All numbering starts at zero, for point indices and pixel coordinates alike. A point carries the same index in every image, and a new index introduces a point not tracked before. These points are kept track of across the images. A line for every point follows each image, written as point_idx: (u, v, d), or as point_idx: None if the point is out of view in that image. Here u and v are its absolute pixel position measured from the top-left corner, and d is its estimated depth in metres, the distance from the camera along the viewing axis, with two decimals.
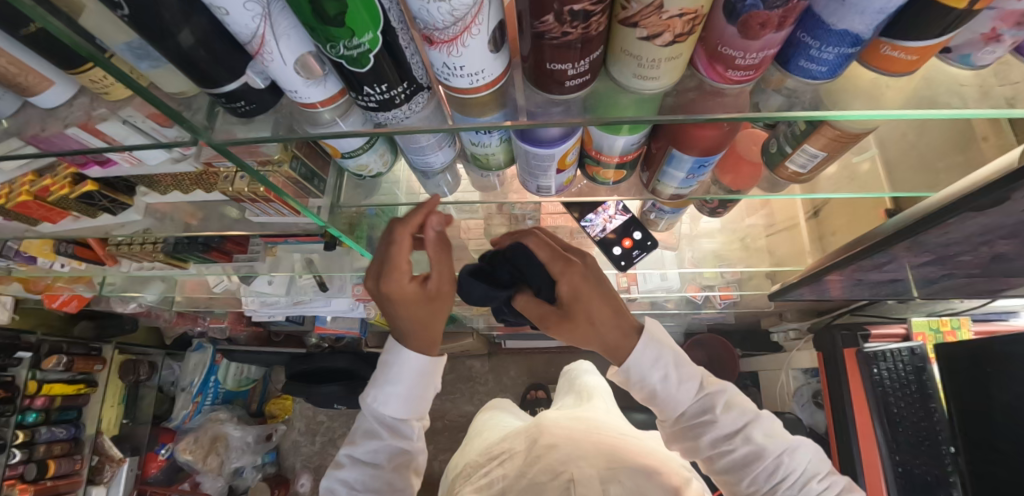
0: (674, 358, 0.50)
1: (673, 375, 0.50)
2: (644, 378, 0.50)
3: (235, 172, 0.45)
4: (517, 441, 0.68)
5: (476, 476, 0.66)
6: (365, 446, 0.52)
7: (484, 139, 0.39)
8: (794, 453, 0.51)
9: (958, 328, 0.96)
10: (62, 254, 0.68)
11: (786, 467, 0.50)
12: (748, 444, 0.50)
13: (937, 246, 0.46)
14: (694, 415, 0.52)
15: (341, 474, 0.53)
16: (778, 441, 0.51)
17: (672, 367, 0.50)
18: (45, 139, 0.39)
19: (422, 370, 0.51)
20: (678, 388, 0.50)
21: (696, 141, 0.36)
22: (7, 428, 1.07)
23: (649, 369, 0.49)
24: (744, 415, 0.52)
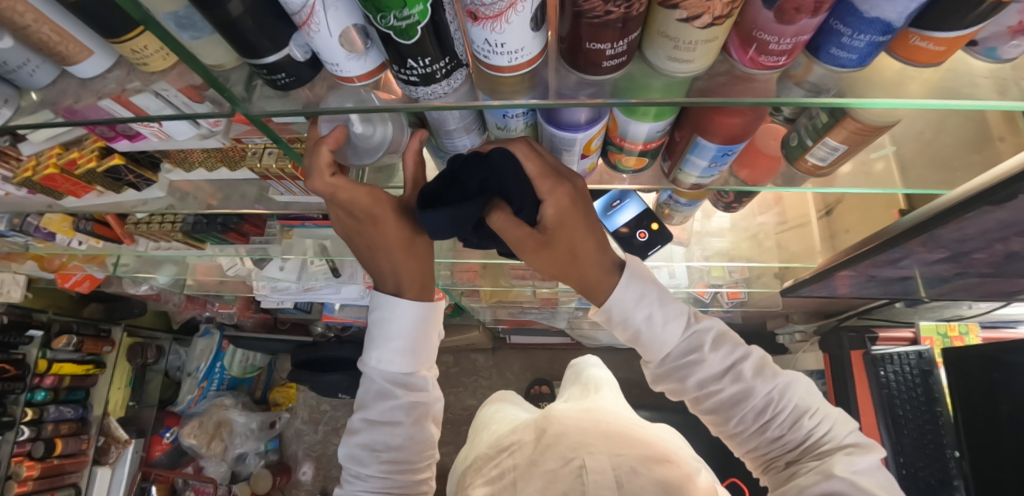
0: (658, 294, 0.47)
1: (658, 314, 0.47)
2: (627, 317, 0.47)
3: (264, 148, 0.46)
4: (526, 432, 0.67)
5: (488, 467, 0.66)
6: (377, 407, 0.52)
7: (509, 122, 0.39)
8: (786, 390, 0.50)
9: (966, 334, 0.98)
10: (81, 231, 0.69)
11: (775, 405, 0.49)
12: (737, 382, 0.48)
13: (953, 241, 0.47)
14: (682, 357, 0.49)
15: (358, 439, 0.52)
16: (769, 377, 0.49)
17: (656, 306, 0.47)
18: (79, 110, 0.40)
19: (420, 314, 0.51)
20: (663, 328, 0.47)
21: (721, 128, 0.36)
22: (16, 405, 1.09)
23: (632, 308, 0.46)
24: (734, 352, 0.49)
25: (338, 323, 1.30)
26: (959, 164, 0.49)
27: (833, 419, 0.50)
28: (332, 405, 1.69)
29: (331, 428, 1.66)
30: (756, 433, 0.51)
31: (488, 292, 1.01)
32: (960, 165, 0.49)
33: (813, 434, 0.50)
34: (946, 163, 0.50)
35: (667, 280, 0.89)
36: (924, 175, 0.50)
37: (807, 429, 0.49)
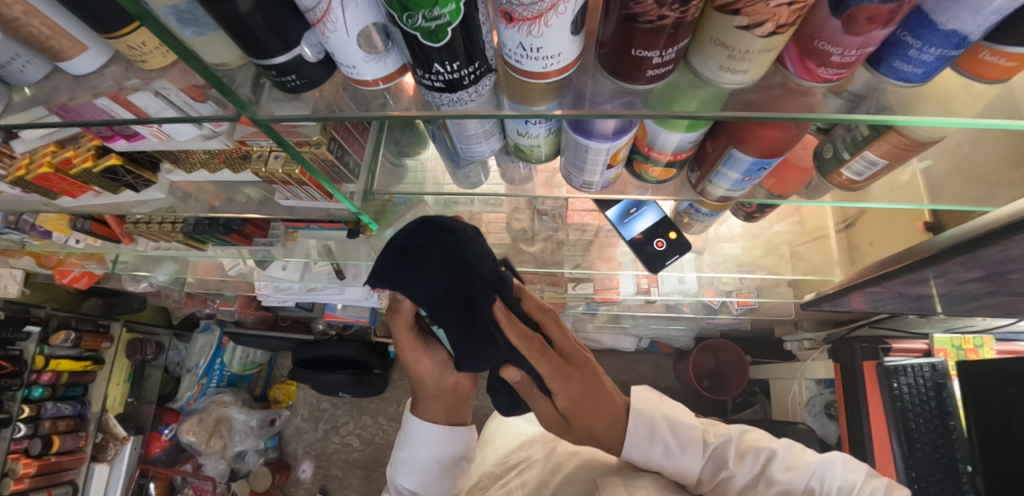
0: (665, 425, 0.53)
1: (673, 444, 0.52)
2: (644, 457, 0.51)
3: (270, 151, 0.43)
4: (534, 449, 0.70)
5: (497, 485, 0.67)
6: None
7: (532, 129, 0.37)
8: (824, 475, 0.50)
9: (980, 347, 0.96)
10: (78, 230, 0.66)
11: (819, 495, 0.49)
12: (773, 488, 0.49)
13: (993, 262, 0.44)
14: (712, 479, 0.52)
15: None
16: (801, 471, 0.50)
17: (668, 436, 0.52)
18: (74, 109, 0.37)
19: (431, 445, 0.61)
20: (681, 456, 0.52)
21: (760, 141, 0.34)
22: (12, 402, 1.09)
23: (648, 446, 0.51)
24: (758, 458, 0.51)
25: (340, 323, 1.28)
26: (999, 180, 0.46)
27: (885, 493, 0.49)
28: (333, 403, 1.67)
29: (331, 426, 1.64)
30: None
31: None
32: (1000, 181, 0.46)
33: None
34: (982, 180, 0.47)
35: (678, 287, 0.86)
36: (955, 190, 0.47)
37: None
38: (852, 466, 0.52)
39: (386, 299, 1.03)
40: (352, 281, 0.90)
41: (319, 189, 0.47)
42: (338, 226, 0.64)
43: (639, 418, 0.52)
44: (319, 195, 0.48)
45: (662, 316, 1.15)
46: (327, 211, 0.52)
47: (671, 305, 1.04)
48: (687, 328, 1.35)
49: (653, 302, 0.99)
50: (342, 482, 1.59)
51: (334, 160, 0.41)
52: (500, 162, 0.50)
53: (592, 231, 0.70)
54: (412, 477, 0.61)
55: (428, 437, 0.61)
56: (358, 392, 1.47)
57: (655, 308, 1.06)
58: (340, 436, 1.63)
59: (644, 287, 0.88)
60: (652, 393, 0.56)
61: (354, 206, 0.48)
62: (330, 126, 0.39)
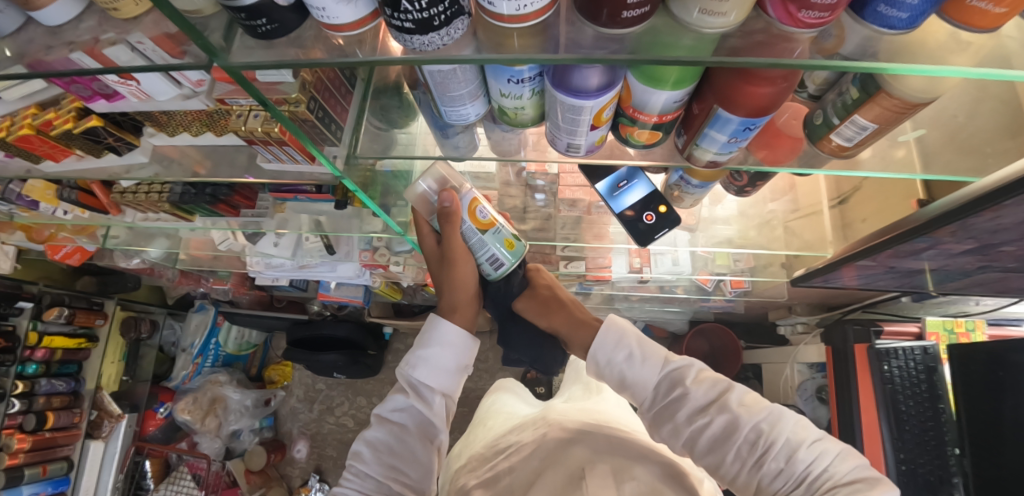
0: (636, 336, 0.53)
1: (638, 353, 0.52)
2: (609, 359, 0.52)
3: (250, 111, 0.42)
4: (524, 435, 0.67)
5: (483, 468, 0.65)
6: (393, 403, 0.56)
7: (517, 89, 0.36)
8: (779, 421, 0.47)
9: (972, 330, 0.94)
10: (65, 199, 0.65)
11: (769, 436, 0.46)
12: (724, 412, 0.48)
13: (984, 232, 0.44)
14: (666, 394, 0.51)
15: (369, 434, 0.57)
16: (758, 409, 0.48)
17: (636, 345, 0.53)
18: (49, 64, 0.37)
19: (454, 341, 0.56)
20: (643, 365, 0.52)
21: (747, 99, 0.33)
22: (6, 377, 1.08)
23: (612, 351, 0.52)
24: (716, 386, 0.50)
25: (334, 303, 1.28)
26: (992, 150, 0.45)
27: (833, 453, 0.46)
28: (329, 384, 1.68)
29: (328, 406, 1.66)
30: (755, 475, 0.47)
31: None
32: (994, 152, 0.45)
33: (829, 474, 0.45)
34: (977, 149, 0.46)
35: (671, 267, 0.86)
36: (948, 160, 0.46)
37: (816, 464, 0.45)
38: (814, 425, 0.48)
39: (379, 277, 1.03)
40: (343, 258, 0.89)
41: (301, 150, 0.46)
42: (327, 198, 0.64)
43: (608, 337, 0.53)
44: (301, 157, 0.47)
45: (657, 298, 1.15)
46: (309, 176, 0.52)
47: (664, 287, 1.04)
48: (681, 311, 1.35)
49: (646, 282, 1.00)
50: (337, 462, 1.61)
51: (315, 120, 0.40)
52: (488, 130, 0.49)
53: (582, 207, 0.69)
54: (433, 375, 0.55)
55: (454, 341, 0.56)
56: (353, 373, 1.48)
57: (648, 289, 1.07)
58: (335, 417, 1.65)
59: (636, 266, 0.88)
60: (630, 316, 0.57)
61: (337, 171, 0.47)
62: (309, 84, 0.38)
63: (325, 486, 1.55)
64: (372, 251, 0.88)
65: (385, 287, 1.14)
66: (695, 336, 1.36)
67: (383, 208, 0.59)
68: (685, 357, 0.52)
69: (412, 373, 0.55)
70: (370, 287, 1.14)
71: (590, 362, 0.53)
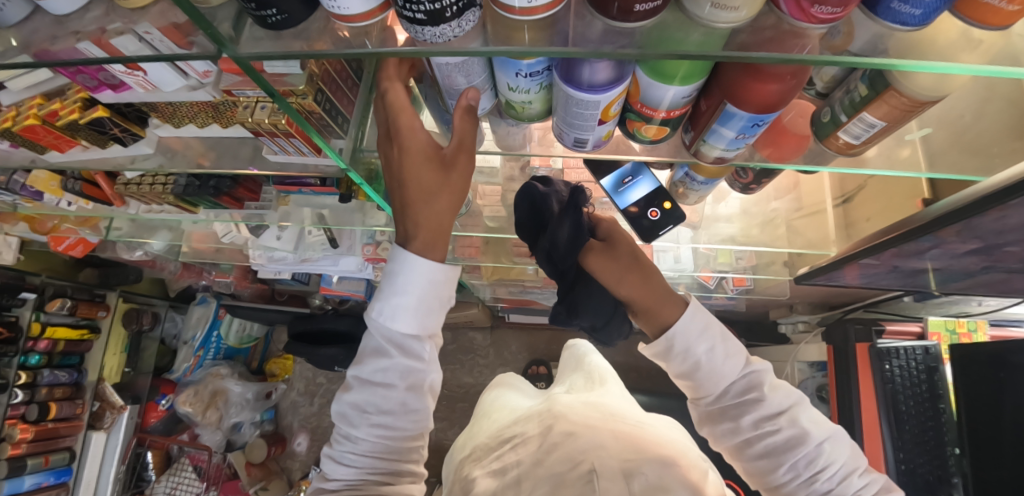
0: (720, 329, 0.50)
1: (720, 347, 0.50)
2: (688, 346, 0.49)
3: (257, 103, 0.42)
4: (529, 425, 0.66)
5: (489, 459, 0.65)
6: (372, 365, 0.46)
7: (524, 83, 0.36)
8: (836, 444, 0.50)
9: (974, 331, 0.94)
10: (69, 190, 0.65)
11: (828, 455, 0.49)
12: (794, 425, 0.49)
13: (990, 231, 0.44)
14: (737, 395, 0.51)
15: (349, 396, 0.47)
16: (823, 427, 0.50)
17: (719, 339, 0.50)
18: (56, 53, 0.37)
19: (434, 278, 0.44)
20: (723, 362, 0.50)
21: (756, 96, 0.33)
22: (9, 368, 1.08)
23: (695, 340, 0.49)
24: (790, 397, 0.51)
25: (336, 297, 1.28)
26: (998, 150, 0.44)
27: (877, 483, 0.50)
28: (329, 378, 1.69)
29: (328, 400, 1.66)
30: (803, 487, 0.49)
31: (489, 269, 0.98)
32: (1000, 152, 0.44)
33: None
34: (984, 149, 0.45)
35: (673, 265, 0.87)
36: (953, 160, 0.46)
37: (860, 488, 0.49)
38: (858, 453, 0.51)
39: (382, 271, 1.03)
40: (346, 252, 0.90)
41: (307, 142, 0.46)
42: (331, 191, 0.64)
43: (695, 318, 0.50)
44: (306, 149, 0.47)
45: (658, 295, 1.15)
46: (314, 169, 0.52)
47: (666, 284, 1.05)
48: None
49: None
50: None
51: (322, 112, 0.40)
52: (494, 124, 0.49)
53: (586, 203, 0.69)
54: (416, 321, 0.45)
55: (433, 281, 0.44)
56: None
57: None
58: None
59: None
60: None
61: (342, 163, 0.47)
62: (317, 75, 0.37)
63: None
64: (375, 245, 0.88)
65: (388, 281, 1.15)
66: None
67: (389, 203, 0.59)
68: (762, 362, 0.53)
69: (390, 325, 0.45)
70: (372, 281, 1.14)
71: (664, 342, 0.50)
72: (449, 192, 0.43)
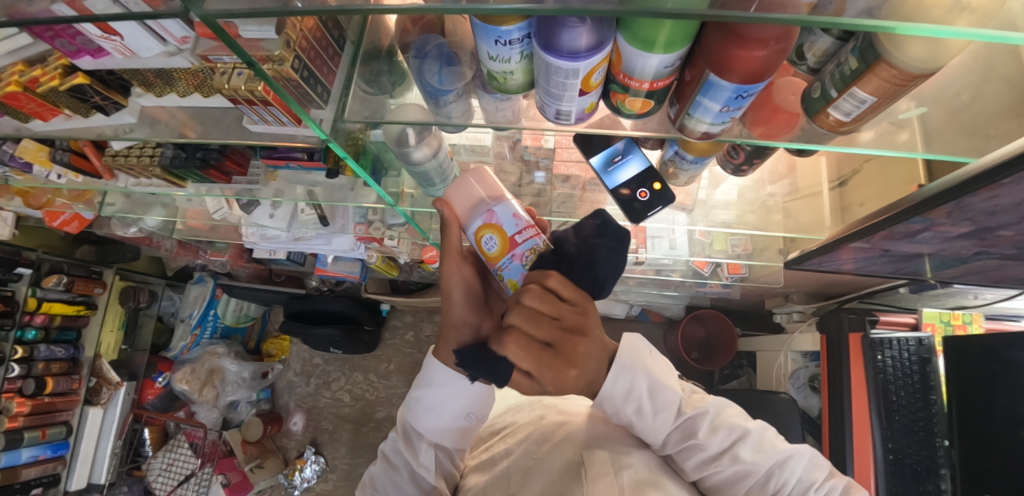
0: (648, 389, 0.47)
1: (647, 407, 0.48)
2: (616, 412, 0.48)
3: (234, 69, 0.41)
4: (521, 415, 0.69)
5: (480, 449, 0.67)
6: (391, 441, 0.60)
7: (504, 50, 0.35)
8: (787, 464, 0.51)
9: (969, 323, 0.95)
10: (57, 162, 0.65)
11: (779, 479, 0.51)
12: (736, 465, 0.50)
13: (981, 213, 0.43)
14: (678, 443, 0.52)
15: (373, 466, 0.62)
16: (769, 455, 0.51)
17: (646, 399, 0.48)
18: (28, 14, 0.36)
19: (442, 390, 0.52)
20: (654, 419, 0.49)
21: (739, 64, 0.32)
22: (5, 342, 1.09)
23: (622, 405, 0.47)
24: (733, 433, 0.51)
25: (331, 277, 1.28)
26: (995, 131, 0.43)
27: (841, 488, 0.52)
28: (326, 359, 1.70)
29: (325, 380, 1.67)
30: None
31: None
32: (997, 133, 0.43)
33: None
34: (980, 130, 0.44)
35: (667, 251, 0.87)
36: (948, 139, 0.45)
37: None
38: (813, 462, 0.53)
39: (374, 251, 1.03)
40: (338, 231, 0.89)
41: (287, 111, 0.45)
42: (319, 166, 0.63)
43: (624, 382, 0.46)
44: (287, 119, 0.46)
45: (654, 281, 1.14)
46: (299, 139, 0.51)
47: (661, 270, 1.04)
48: (678, 297, 1.35)
49: (642, 265, 0.99)
50: (332, 435, 1.63)
51: (300, 80, 0.39)
52: (481, 99, 0.48)
53: (578, 185, 0.69)
54: (421, 421, 0.54)
55: (436, 400, 0.53)
56: (348, 348, 1.50)
57: (643, 272, 1.06)
58: (331, 391, 1.67)
59: (633, 248, 0.88)
60: (647, 345, 0.47)
61: (324, 135, 0.46)
62: (294, 39, 0.37)
63: (320, 460, 1.58)
64: (366, 224, 0.87)
65: (382, 262, 1.15)
66: (691, 321, 1.36)
67: (374, 178, 0.59)
68: (702, 406, 0.51)
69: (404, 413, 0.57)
70: (366, 262, 1.14)
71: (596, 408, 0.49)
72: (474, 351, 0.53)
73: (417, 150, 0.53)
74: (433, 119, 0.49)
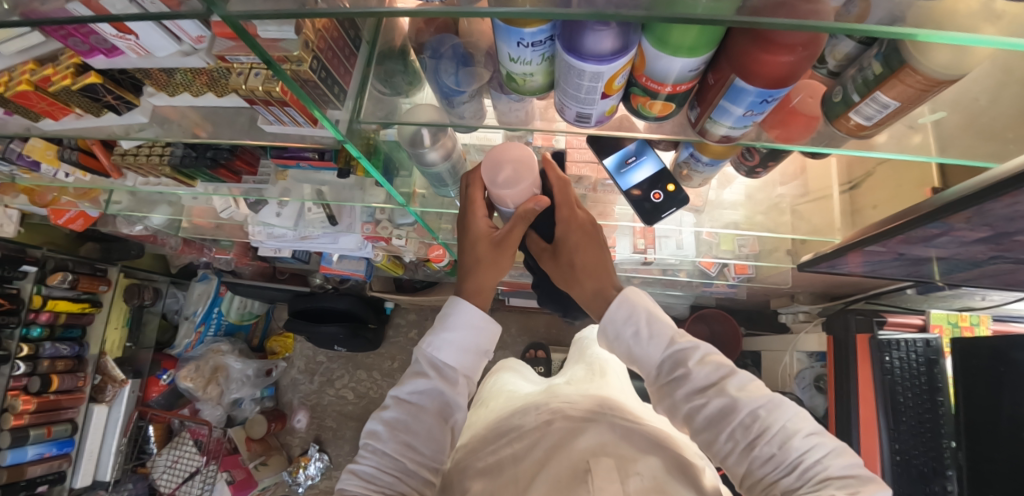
0: (646, 313, 0.50)
1: (644, 330, 0.50)
2: (617, 334, 0.51)
3: (251, 69, 0.41)
4: (529, 417, 0.65)
5: (484, 452, 0.62)
6: (413, 385, 0.52)
7: (526, 52, 0.35)
8: (776, 410, 0.45)
9: (977, 324, 0.94)
10: (65, 161, 0.65)
11: (761, 422, 0.44)
12: (721, 396, 0.46)
13: (1000, 219, 0.43)
14: (669, 372, 0.49)
15: (386, 414, 0.52)
16: (757, 395, 0.46)
17: (644, 322, 0.50)
18: (43, 13, 0.36)
19: (481, 323, 0.54)
20: (648, 343, 0.50)
21: (765, 69, 0.31)
22: (11, 339, 1.09)
23: (621, 325, 0.50)
24: (720, 369, 0.48)
25: (336, 276, 1.28)
26: (1013, 136, 0.43)
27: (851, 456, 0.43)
28: (329, 357, 1.70)
29: (328, 378, 1.68)
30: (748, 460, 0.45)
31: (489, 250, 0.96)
32: (1015, 137, 0.43)
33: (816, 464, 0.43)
34: (999, 135, 0.44)
35: (674, 251, 0.87)
36: (965, 144, 0.45)
37: (798, 451, 0.43)
38: (802, 415, 0.45)
39: (381, 250, 1.02)
40: (345, 230, 0.89)
41: (303, 112, 0.45)
42: (330, 166, 0.63)
43: (618, 311, 0.50)
44: (303, 119, 0.46)
45: (659, 280, 1.14)
46: (311, 139, 0.51)
47: (667, 270, 1.04)
48: (683, 296, 1.35)
49: (649, 265, 0.99)
50: (336, 432, 1.63)
51: (317, 80, 0.39)
52: (494, 99, 0.47)
53: (588, 185, 0.69)
54: (463, 353, 0.53)
55: (480, 326, 0.54)
56: (353, 346, 1.50)
57: (650, 272, 1.06)
58: (335, 389, 1.67)
59: (640, 248, 0.88)
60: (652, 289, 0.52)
61: (340, 135, 0.46)
62: (314, 40, 0.36)
63: (324, 457, 1.58)
64: (374, 223, 0.87)
65: (388, 261, 1.15)
66: (695, 321, 1.36)
67: (386, 178, 0.59)
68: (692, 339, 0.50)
69: (437, 355, 0.53)
70: (372, 260, 1.14)
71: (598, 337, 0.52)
72: (498, 265, 0.55)
73: (431, 152, 0.53)
74: (447, 120, 0.49)
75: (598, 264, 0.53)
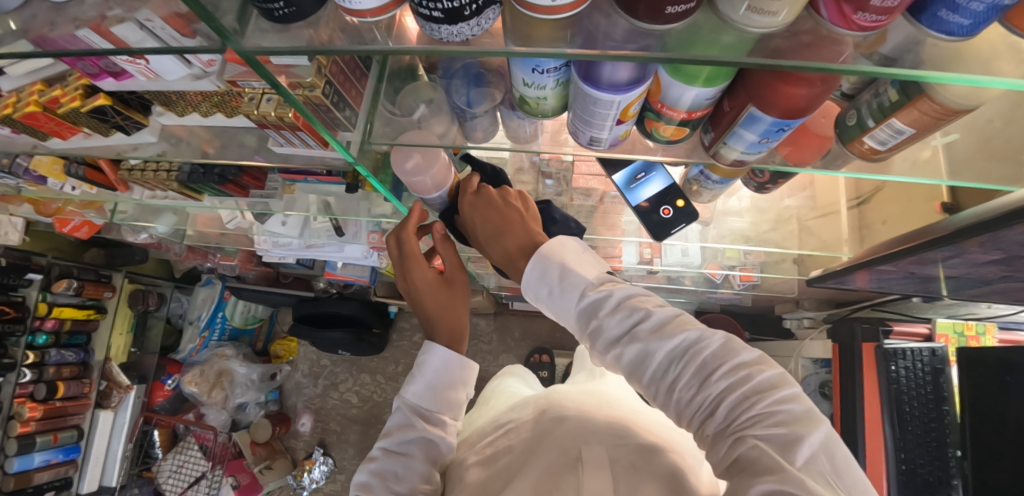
0: (557, 267, 0.44)
1: (554, 285, 0.45)
2: (535, 294, 0.46)
3: (262, 94, 0.41)
4: (524, 412, 0.67)
5: (480, 444, 0.64)
6: (398, 436, 0.52)
7: (541, 78, 0.35)
8: (697, 350, 0.40)
9: (983, 334, 0.94)
10: (72, 176, 0.65)
11: (679, 367, 0.40)
12: (633, 347, 0.41)
13: (1015, 243, 0.42)
14: (585, 326, 0.44)
15: (373, 466, 0.52)
16: (677, 334, 0.40)
17: (556, 278, 0.44)
18: (55, 40, 0.35)
19: (455, 361, 0.54)
20: (560, 297, 0.44)
21: (782, 100, 0.31)
22: (17, 347, 1.09)
23: (534, 285, 0.45)
24: (638, 311, 0.42)
25: (341, 282, 1.28)
26: None
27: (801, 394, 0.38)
28: (333, 360, 1.70)
29: (332, 382, 1.68)
30: (673, 404, 0.42)
31: None
32: None
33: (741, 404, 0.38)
34: (1011, 155, 0.44)
35: (680, 257, 0.86)
36: (978, 167, 0.44)
37: (719, 387, 0.39)
38: (727, 347, 0.40)
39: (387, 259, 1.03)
40: (351, 239, 0.89)
41: (314, 135, 0.44)
42: (337, 181, 0.62)
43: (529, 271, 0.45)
44: (314, 142, 0.46)
45: (665, 287, 1.14)
46: (321, 160, 0.50)
47: (673, 277, 1.04)
48: (687, 300, 1.35)
49: (656, 273, 0.99)
50: (340, 436, 1.64)
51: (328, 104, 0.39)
52: (504, 117, 0.47)
53: (596, 198, 0.68)
54: (445, 395, 0.54)
55: (455, 367, 0.54)
56: (357, 351, 1.50)
57: (656, 280, 1.06)
58: (339, 393, 1.67)
59: (646, 257, 0.87)
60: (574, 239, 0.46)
61: (350, 156, 0.46)
62: (327, 67, 0.36)
63: (328, 461, 1.59)
64: (380, 233, 0.87)
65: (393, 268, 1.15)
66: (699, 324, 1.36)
67: (395, 193, 0.58)
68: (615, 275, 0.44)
69: (419, 401, 0.53)
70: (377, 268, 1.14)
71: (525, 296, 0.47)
72: (459, 298, 0.55)
73: None
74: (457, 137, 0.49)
75: (499, 229, 0.47)
